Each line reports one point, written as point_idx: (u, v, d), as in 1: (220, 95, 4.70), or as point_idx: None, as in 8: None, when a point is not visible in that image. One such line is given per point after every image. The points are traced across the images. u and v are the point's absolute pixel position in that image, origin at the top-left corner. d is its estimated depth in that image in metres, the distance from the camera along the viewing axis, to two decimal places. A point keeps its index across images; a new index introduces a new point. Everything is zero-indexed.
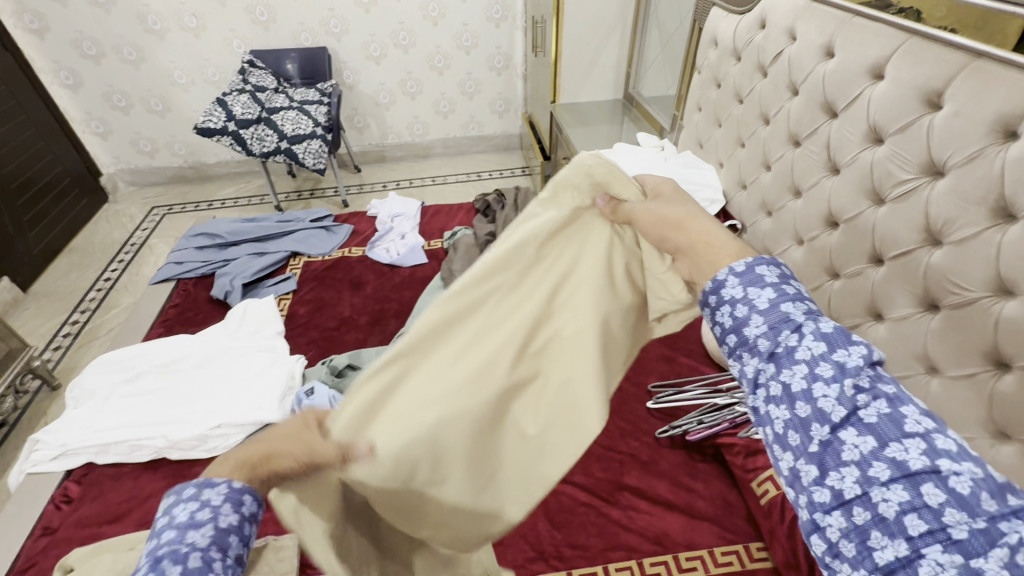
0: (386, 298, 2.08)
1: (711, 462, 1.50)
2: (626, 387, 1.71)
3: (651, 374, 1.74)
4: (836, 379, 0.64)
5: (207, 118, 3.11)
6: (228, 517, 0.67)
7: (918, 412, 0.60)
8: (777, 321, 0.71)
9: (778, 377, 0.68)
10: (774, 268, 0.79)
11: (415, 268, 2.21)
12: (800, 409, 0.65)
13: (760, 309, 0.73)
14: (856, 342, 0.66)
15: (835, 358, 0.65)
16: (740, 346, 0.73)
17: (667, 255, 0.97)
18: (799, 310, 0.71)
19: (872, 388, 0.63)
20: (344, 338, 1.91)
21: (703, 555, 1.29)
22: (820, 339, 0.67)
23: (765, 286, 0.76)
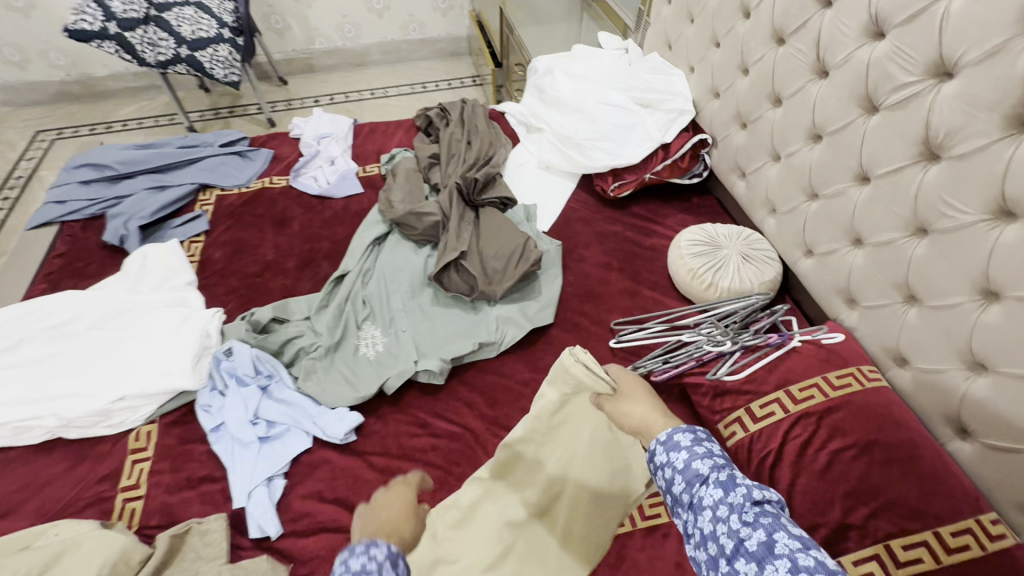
0: (317, 236, 1.82)
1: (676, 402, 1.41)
2: (588, 325, 1.58)
3: (614, 311, 1.61)
4: (728, 516, 0.76)
5: (80, 17, 2.53)
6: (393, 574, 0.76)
7: (787, 536, 0.71)
8: (690, 476, 0.84)
9: (696, 525, 0.80)
10: (689, 433, 0.91)
11: (350, 200, 1.92)
12: (709, 550, 0.76)
13: (682, 466, 0.86)
14: (741, 484, 0.79)
15: (729, 501, 0.78)
16: (675, 503, 0.85)
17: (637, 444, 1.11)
18: (702, 448, 0.88)
19: (754, 520, 0.74)
20: (270, 285, 1.67)
21: (666, 501, 1.24)
22: (719, 486, 0.80)
23: (682, 450, 0.88)
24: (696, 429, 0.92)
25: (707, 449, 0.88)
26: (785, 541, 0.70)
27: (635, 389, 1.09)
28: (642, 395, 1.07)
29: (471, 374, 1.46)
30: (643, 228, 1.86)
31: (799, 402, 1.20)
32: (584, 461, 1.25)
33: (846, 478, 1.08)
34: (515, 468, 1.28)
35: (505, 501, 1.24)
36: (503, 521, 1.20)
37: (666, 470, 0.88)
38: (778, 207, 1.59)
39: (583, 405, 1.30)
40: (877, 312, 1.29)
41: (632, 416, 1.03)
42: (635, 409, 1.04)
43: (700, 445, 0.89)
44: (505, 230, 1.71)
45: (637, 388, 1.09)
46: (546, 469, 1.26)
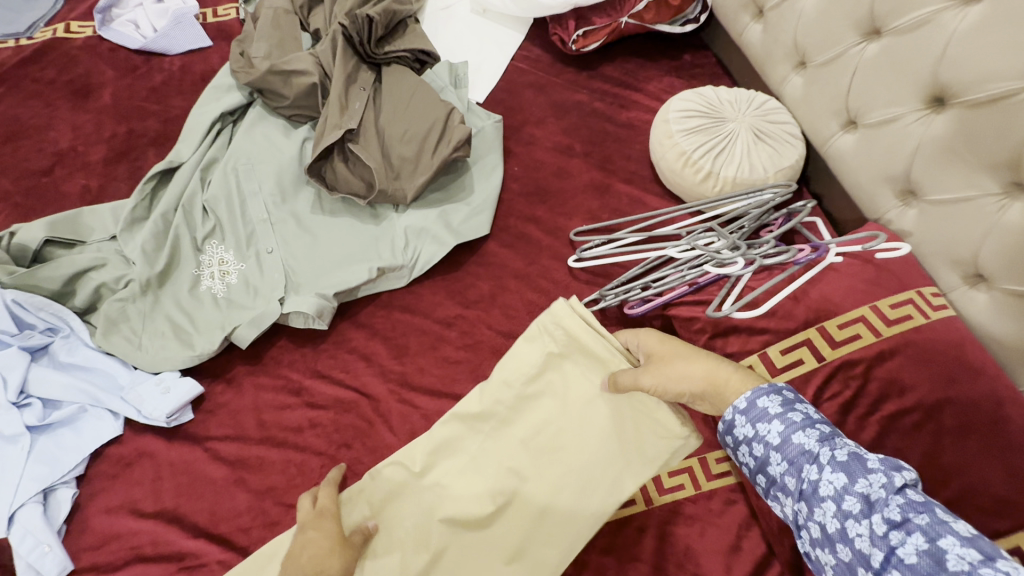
0: (138, 112, 1.22)
1: None
2: (539, 236, 1.12)
3: (576, 215, 1.16)
4: (864, 515, 0.56)
5: None
6: None
7: (959, 543, 0.51)
8: (794, 456, 0.63)
9: (812, 519, 0.60)
10: (778, 398, 0.67)
11: (192, 57, 1.30)
12: (842, 553, 0.57)
13: (780, 442, 0.64)
14: (874, 468, 0.58)
15: (858, 491, 0.57)
16: (772, 487, 0.65)
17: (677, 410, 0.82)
18: (801, 416, 0.65)
19: (903, 520, 0.54)
20: (64, 188, 1.12)
21: (643, 481, 0.90)
22: (837, 470, 0.59)
23: (773, 421, 0.65)
24: (785, 390, 0.68)
25: (808, 419, 0.65)
26: (956, 550, 0.50)
27: (669, 348, 0.79)
28: (684, 353, 0.76)
29: (369, 313, 1.01)
30: (616, 98, 1.34)
31: (838, 345, 0.82)
32: (569, 445, 0.85)
33: (905, 458, 0.75)
34: (464, 447, 0.87)
35: (435, 497, 0.84)
36: (439, 521, 0.82)
37: (758, 448, 0.66)
38: (810, 58, 1.11)
39: (579, 367, 0.88)
40: (953, 209, 0.89)
41: (687, 376, 0.74)
42: (690, 372, 0.74)
43: (801, 410, 0.66)
44: (417, 98, 1.16)
45: (672, 346, 0.78)
46: (513, 453, 0.85)
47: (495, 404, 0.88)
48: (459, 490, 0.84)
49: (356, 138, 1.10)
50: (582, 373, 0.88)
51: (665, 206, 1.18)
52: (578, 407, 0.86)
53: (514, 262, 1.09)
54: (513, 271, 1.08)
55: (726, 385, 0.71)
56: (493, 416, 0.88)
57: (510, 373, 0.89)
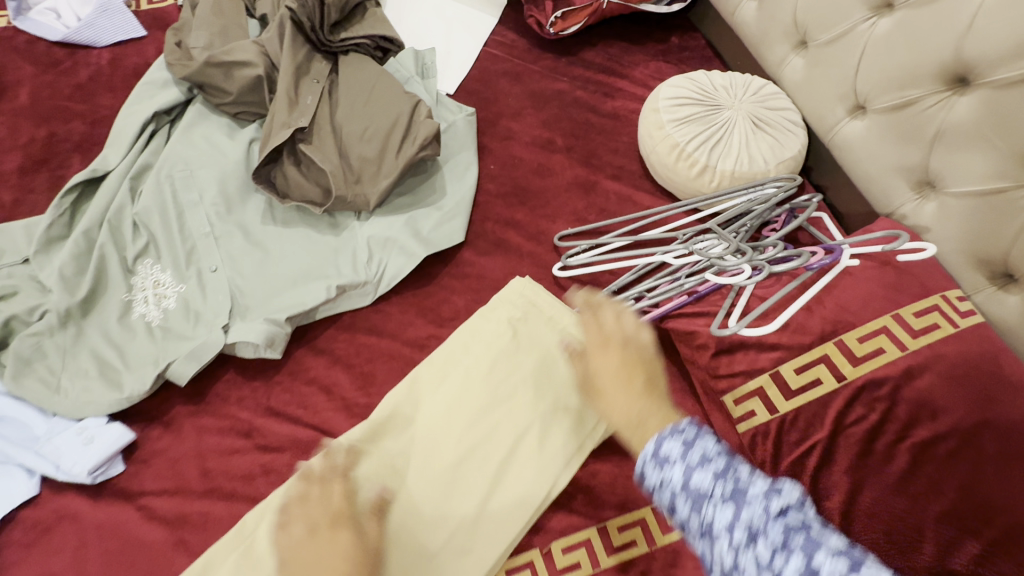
0: (61, 112, 1.07)
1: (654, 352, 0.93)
2: (519, 242, 1.01)
3: (559, 217, 1.05)
4: (757, 551, 0.47)
5: None
6: None
7: (830, 556, 0.44)
8: (693, 497, 0.51)
9: (711, 561, 0.50)
10: (680, 436, 0.55)
11: (124, 50, 1.16)
12: None
13: (679, 484, 0.52)
14: (756, 490, 0.50)
15: (745, 522, 0.48)
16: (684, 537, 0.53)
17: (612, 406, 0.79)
18: (701, 454, 0.53)
19: (790, 546, 0.46)
20: None
21: (645, 518, 0.79)
22: (727, 502, 0.50)
23: (676, 463, 0.53)
24: (688, 424, 0.55)
25: (708, 454, 0.53)
26: (830, 566, 0.44)
27: (623, 353, 0.66)
28: (629, 375, 0.64)
29: (329, 337, 0.89)
30: (599, 85, 1.23)
31: (859, 362, 0.73)
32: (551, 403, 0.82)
33: (941, 491, 0.65)
34: (423, 422, 0.81)
35: (373, 478, 0.76)
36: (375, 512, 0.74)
37: (662, 493, 0.54)
38: (813, 38, 1.01)
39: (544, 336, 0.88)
40: (980, 202, 0.80)
41: (621, 413, 0.61)
42: (620, 404, 0.62)
43: (702, 442, 0.54)
44: (379, 92, 1.04)
45: (624, 360, 0.66)
46: (490, 413, 0.81)
47: (463, 372, 0.85)
48: (426, 468, 0.78)
49: (309, 137, 0.96)
50: (552, 332, 0.88)
51: (656, 204, 1.08)
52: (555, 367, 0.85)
53: (492, 273, 0.97)
54: (491, 283, 0.96)
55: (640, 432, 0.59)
56: (461, 385, 0.83)
57: (474, 340, 0.87)
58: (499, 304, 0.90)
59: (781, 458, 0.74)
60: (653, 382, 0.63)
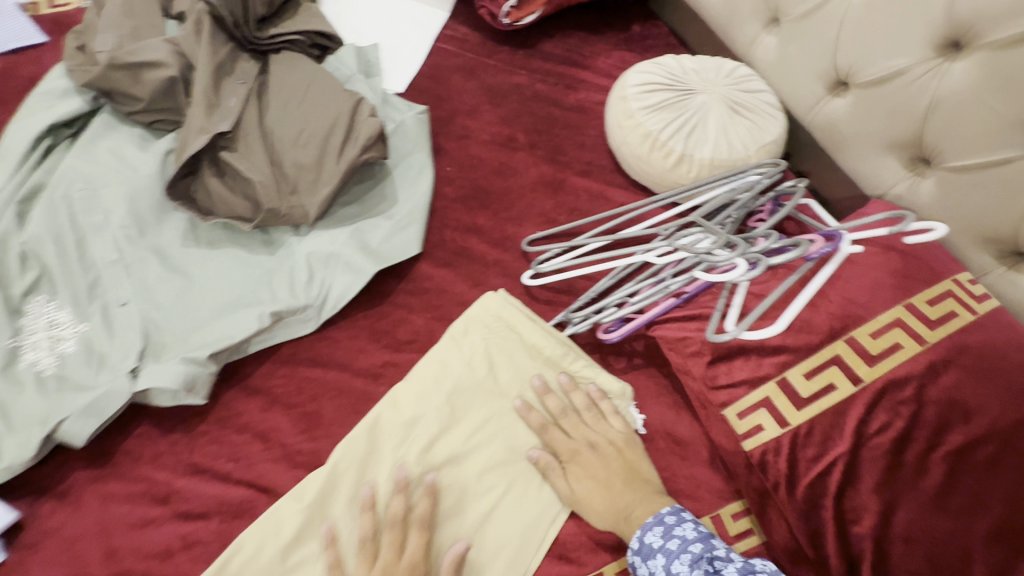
0: None
1: (642, 362, 0.82)
2: (484, 250, 0.90)
3: (526, 220, 0.94)
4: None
5: None
6: None
7: None
8: None
9: None
10: (659, 527, 0.62)
11: (18, 58, 1.01)
12: None
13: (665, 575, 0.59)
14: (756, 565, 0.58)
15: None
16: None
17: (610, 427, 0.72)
18: (679, 540, 0.60)
19: None
20: None
21: None
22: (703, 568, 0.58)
23: (658, 555, 0.60)
24: (670, 514, 0.64)
25: (686, 540, 0.60)
26: None
27: (589, 454, 0.70)
28: (604, 484, 0.68)
29: (265, 373, 0.75)
30: (561, 78, 1.14)
31: (876, 362, 0.64)
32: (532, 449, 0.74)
33: (985, 505, 0.56)
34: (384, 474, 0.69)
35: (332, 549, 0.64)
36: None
37: None
38: (785, 13, 0.94)
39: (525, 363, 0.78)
40: (983, 175, 0.73)
41: (615, 510, 0.66)
42: (596, 497, 0.67)
43: (681, 529, 0.62)
44: (314, 90, 0.92)
45: (596, 466, 0.69)
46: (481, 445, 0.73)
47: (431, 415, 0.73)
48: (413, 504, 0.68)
49: (233, 143, 0.84)
50: (531, 359, 0.78)
51: (631, 200, 0.98)
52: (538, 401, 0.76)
53: (454, 285, 0.85)
54: (454, 297, 0.84)
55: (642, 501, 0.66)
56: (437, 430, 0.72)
57: (446, 372, 0.76)
58: (470, 326, 0.79)
59: (797, 478, 0.64)
60: (625, 471, 0.68)
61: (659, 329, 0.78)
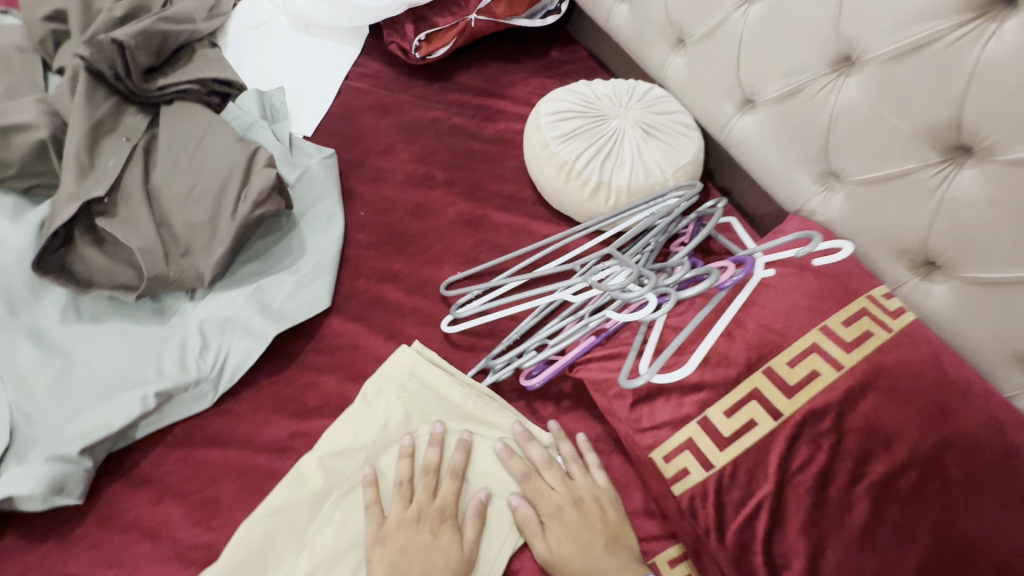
0: None
1: (571, 405, 0.79)
2: (400, 298, 0.85)
3: (445, 262, 0.90)
4: None
5: None
6: None
7: None
8: None
9: None
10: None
11: None
12: None
13: None
14: None
15: None
16: None
17: (594, 493, 0.68)
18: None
19: None
20: None
21: None
22: None
23: None
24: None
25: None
26: None
27: (572, 510, 0.66)
28: (581, 545, 0.63)
29: (155, 460, 0.68)
30: (479, 109, 1.11)
31: (794, 394, 0.61)
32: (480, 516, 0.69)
33: (912, 537, 0.54)
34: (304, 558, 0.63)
35: None
36: None
37: None
38: (688, 34, 0.93)
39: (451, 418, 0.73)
40: (887, 187, 0.72)
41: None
42: (578, 559, 0.62)
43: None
44: (207, 143, 0.86)
45: (574, 519, 0.65)
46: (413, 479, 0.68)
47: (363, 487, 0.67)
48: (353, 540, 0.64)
49: (113, 208, 0.78)
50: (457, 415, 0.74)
51: (553, 232, 0.95)
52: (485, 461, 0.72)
53: (368, 340, 0.80)
54: (368, 353, 0.79)
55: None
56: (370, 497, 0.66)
57: (359, 439, 0.70)
58: (386, 387, 0.75)
59: (726, 523, 0.60)
60: (605, 533, 0.65)
61: (581, 370, 0.74)
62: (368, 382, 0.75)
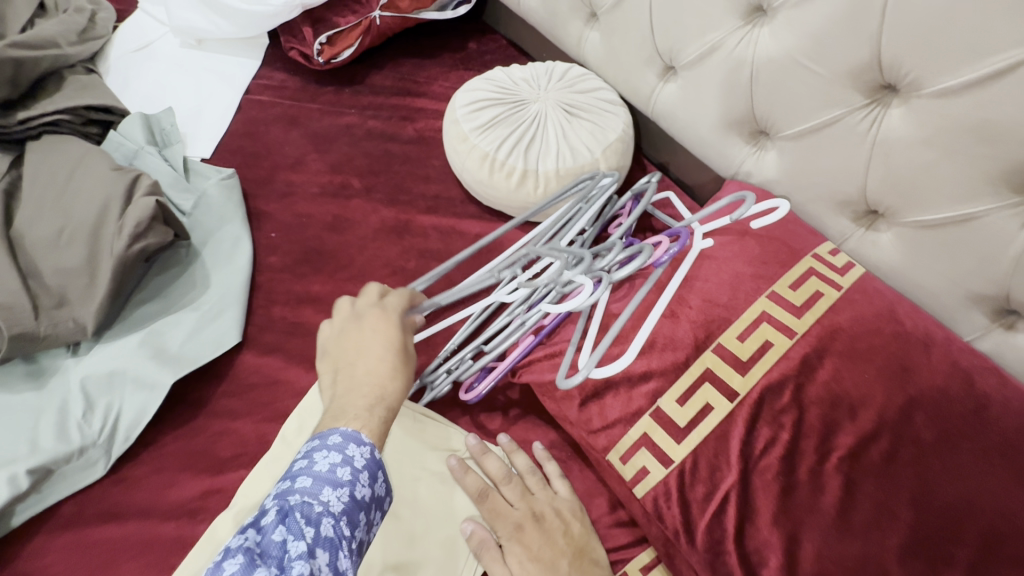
0: None
1: (521, 411, 0.72)
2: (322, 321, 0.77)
3: (370, 275, 0.82)
4: None
5: None
6: (364, 489, 0.46)
7: None
8: None
9: None
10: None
11: None
12: None
13: None
14: None
15: None
16: None
17: (556, 506, 0.62)
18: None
19: None
20: None
21: None
22: None
23: None
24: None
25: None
26: None
27: (532, 527, 0.59)
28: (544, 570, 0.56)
29: (38, 549, 0.58)
30: (396, 109, 1.03)
31: (748, 369, 0.56)
32: (435, 553, 0.61)
33: (891, 514, 0.48)
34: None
35: None
36: None
37: None
38: (599, 6, 0.89)
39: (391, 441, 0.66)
40: (819, 138, 0.68)
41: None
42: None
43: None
44: (81, 175, 0.76)
45: (531, 541, 0.58)
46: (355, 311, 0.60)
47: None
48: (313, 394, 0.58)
49: None
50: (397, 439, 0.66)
51: (486, 229, 0.89)
52: (434, 488, 0.64)
53: (288, 372, 0.72)
54: (289, 387, 0.71)
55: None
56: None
57: None
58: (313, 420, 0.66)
59: (694, 522, 0.54)
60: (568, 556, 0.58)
61: (525, 374, 0.67)
62: (289, 419, 0.67)
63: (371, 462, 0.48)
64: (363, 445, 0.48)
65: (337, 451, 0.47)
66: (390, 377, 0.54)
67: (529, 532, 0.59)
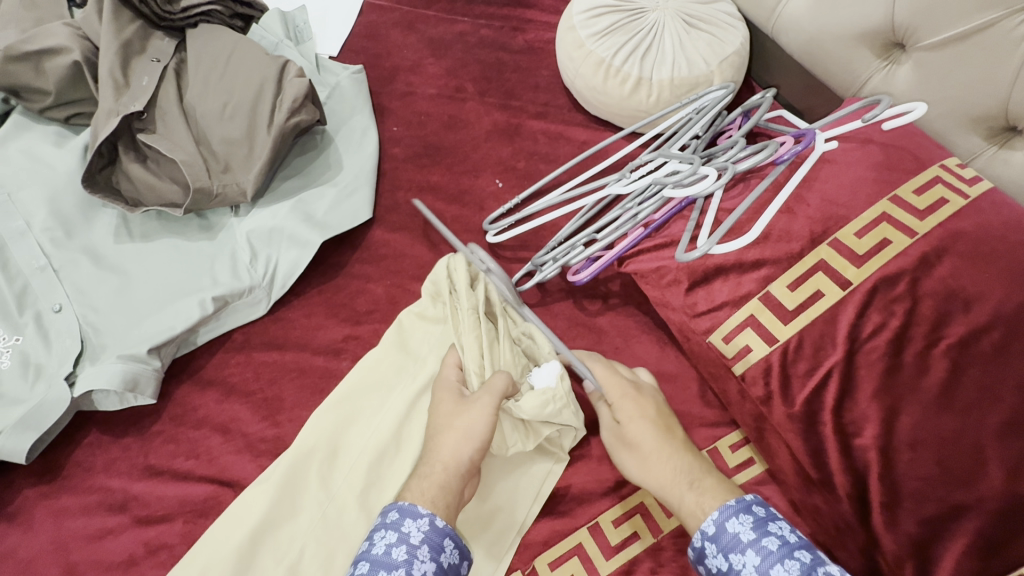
0: None
1: (619, 301, 0.78)
2: (441, 207, 0.84)
3: (483, 172, 0.88)
4: (755, 542, 0.49)
5: None
6: (423, 564, 0.49)
7: (749, 522, 0.50)
8: None
9: None
10: (749, 518, 0.51)
11: None
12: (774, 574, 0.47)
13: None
14: (751, 504, 0.52)
15: (764, 543, 0.49)
16: None
17: (649, 437, 0.60)
18: (780, 540, 0.48)
19: (756, 539, 0.49)
20: None
21: (642, 504, 0.64)
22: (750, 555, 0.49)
23: (720, 556, 0.51)
24: (757, 505, 0.52)
25: (787, 543, 0.48)
26: (745, 529, 0.50)
27: (655, 455, 0.59)
28: (659, 440, 0.59)
29: (219, 363, 0.72)
30: (507, 20, 1.05)
31: (863, 262, 0.58)
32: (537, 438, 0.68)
33: (996, 397, 0.51)
34: (359, 448, 0.65)
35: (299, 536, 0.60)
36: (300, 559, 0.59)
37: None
38: None
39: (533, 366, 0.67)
40: (962, 48, 0.67)
41: (643, 475, 0.59)
42: (661, 469, 0.58)
43: (777, 526, 0.50)
44: (237, 55, 0.82)
45: (647, 404, 0.62)
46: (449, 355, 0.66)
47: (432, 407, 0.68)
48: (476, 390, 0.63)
49: (152, 125, 0.78)
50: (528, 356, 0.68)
51: (592, 138, 0.92)
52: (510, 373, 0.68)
53: (413, 249, 0.80)
54: (413, 260, 0.79)
55: (682, 502, 0.55)
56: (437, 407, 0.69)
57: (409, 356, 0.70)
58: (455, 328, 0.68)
59: (792, 396, 0.59)
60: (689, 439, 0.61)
61: (631, 263, 0.71)
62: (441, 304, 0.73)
63: (428, 535, 0.51)
64: (419, 518, 0.52)
65: (393, 531, 0.51)
66: (451, 450, 0.57)
67: (659, 469, 0.58)
